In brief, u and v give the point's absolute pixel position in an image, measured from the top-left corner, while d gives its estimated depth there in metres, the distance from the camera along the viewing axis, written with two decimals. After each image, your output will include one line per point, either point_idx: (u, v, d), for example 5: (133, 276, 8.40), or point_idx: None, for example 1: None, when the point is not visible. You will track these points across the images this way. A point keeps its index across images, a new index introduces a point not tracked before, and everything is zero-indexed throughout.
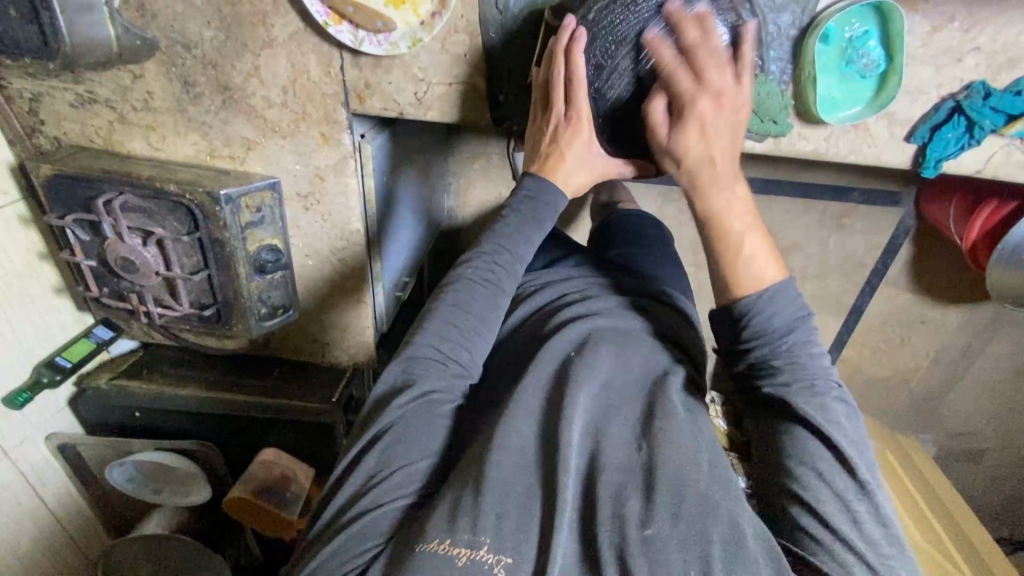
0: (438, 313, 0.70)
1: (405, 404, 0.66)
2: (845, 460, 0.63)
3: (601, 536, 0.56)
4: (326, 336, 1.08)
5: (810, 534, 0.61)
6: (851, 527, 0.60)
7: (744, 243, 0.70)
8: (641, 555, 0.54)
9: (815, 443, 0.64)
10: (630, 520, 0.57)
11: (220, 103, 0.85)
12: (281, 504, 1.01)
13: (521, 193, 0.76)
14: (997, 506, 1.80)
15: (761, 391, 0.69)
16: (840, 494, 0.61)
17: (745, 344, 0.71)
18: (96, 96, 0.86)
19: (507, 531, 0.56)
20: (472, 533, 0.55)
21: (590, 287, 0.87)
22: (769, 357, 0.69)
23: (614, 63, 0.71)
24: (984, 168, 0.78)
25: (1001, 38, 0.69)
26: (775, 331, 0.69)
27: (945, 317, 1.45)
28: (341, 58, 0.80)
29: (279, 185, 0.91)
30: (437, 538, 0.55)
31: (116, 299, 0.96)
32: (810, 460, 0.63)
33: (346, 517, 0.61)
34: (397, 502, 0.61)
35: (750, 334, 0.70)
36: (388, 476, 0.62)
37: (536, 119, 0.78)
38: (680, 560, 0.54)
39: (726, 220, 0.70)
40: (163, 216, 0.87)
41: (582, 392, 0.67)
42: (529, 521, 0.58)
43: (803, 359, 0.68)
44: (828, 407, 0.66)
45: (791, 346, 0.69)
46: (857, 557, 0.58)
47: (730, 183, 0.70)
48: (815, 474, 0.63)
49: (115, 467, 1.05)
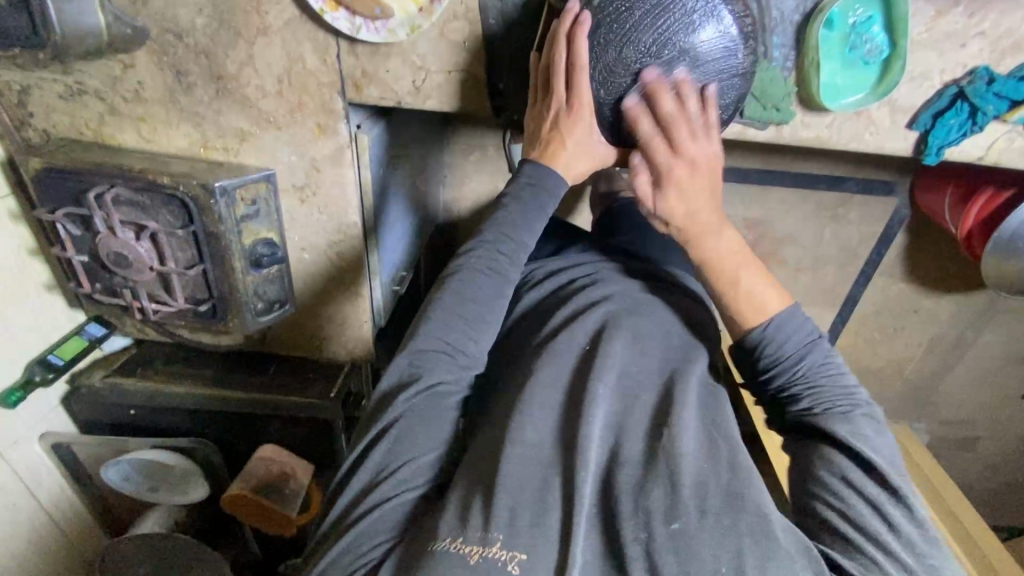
0: (443, 302, 0.69)
1: (412, 397, 0.65)
2: (875, 468, 0.63)
3: (626, 531, 0.56)
4: (323, 331, 1.07)
5: (838, 534, 0.60)
6: (884, 526, 0.59)
7: (739, 277, 0.74)
8: (669, 550, 0.54)
9: (848, 461, 0.65)
10: (654, 514, 0.56)
11: (214, 93, 0.83)
12: (280, 501, 1.00)
13: (522, 178, 0.74)
14: (988, 492, 1.82)
15: (793, 415, 0.71)
16: (872, 499, 0.61)
17: (766, 369, 0.73)
18: (85, 87, 0.84)
19: (520, 525, 0.56)
20: (484, 531, 0.55)
21: (597, 271, 0.86)
22: (789, 383, 0.72)
23: (617, 68, 0.68)
24: (986, 154, 0.78)
25: (1005, 23, 0.69)
26: (795, 354, 0.72)
27: (940, 306, 1.46)
28: (337, 47, 0.78)
29: (275, 177, 0.90)
30: (449, 537, 0.55)
31: (109, 295, 0.94)
32: (839, 469, 0.64)
33: (358, 511, 0.60)
34: (406, 495, 0.61)
35: (768, 361, 0.73)
36: (398, 468, 0.62)
37: (535, 104, 0.75)
38: (711, 555, 0.54)
39: (715, 261, 0.74)
40: (156, 209, 0.85)
41: (603, 382, 0.67)
42: (544, 514, 0.57)
43: (823, 381, 0.70)
44: (850, 429, 0.67)
45: (807, 371, 0.71)
46: (893, 556, 0.57)
47: (716, 228, 0.74)
48: (843, 480, 0.63)
49: (109, 469, 1.05)
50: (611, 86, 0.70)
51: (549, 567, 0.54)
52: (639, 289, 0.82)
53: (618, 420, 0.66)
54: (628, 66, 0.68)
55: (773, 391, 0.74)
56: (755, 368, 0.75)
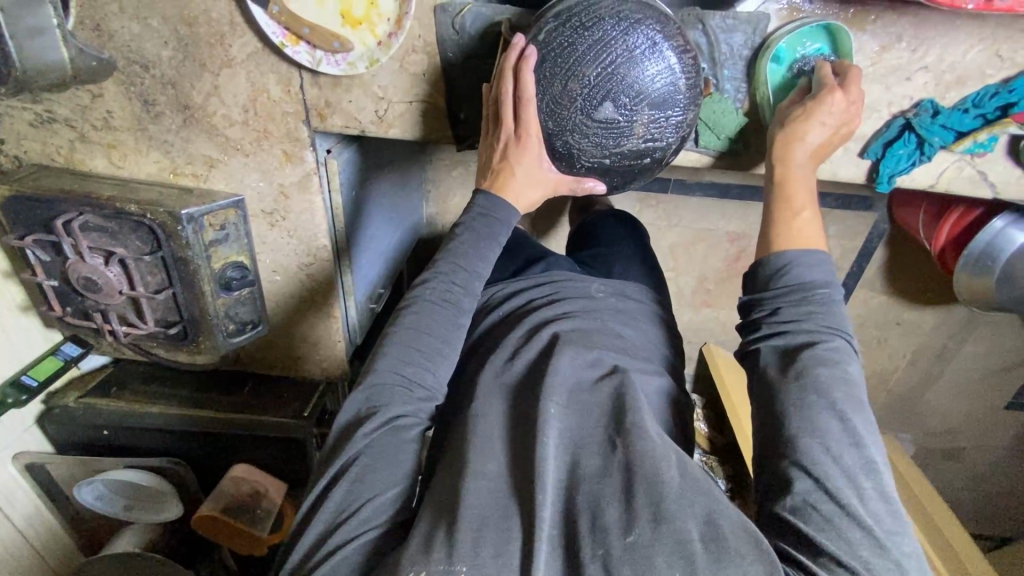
0: (400, 335, 0.69)
1: (372, 432, 0.66)
2: (854, 435, 0.61)
3: (585, 552, 0.57)
4: (297, 351, 1.09)
5: (814, 508, 0.58)
6: (858, 501, 0.58)
7: (803, 208, 0.69)
8: (625, 564, 0.55)
9: (825, 417, 0.61)
10: (611, 531, 0.58)
11: (182, 122, 0.84)
12: (250, 522, 1.01)
13: (474, 209, 0.70)
14: (977, 502, 1.83)
15: (791, 348, 0.65)
16: (848, 468, 0.59)
17: (766, 299, 0.67)
18: (55, 115, 0.85)
19: (483, 554, 0.57)
20: (448, 563, 0.56)
21: (557, 290, 0.87)
22: (780, 315, 0.66)
23: (565, 103, 0.64)
24: (937, 182, 0.79)
25: (948, 57, 0.70)
26: (808, 286, 0.65)
27: (920, 318, 1.48)
28: (301, 78, 0.79)
29: (243, 203, 0.91)
30: (412, 572, 0.56)
31: (81, 317, 0.96)
32: (816, 433, 0.60)
33: (321, 552, 0.62)
34: (367, 534, 0.62)
35: (772, 290, 0.67)
36: (360, 508, 0.63)
37: (485, 134, 0.71)
38: (666, 562, 0.55)
39: (793, 187, 0.69)
40: (125, 236, 0.87)
41: (554, 400, 0.68)
42: (506, 542, 0.58)
43: (831, 323, 0.65)
44: (830, 381, 0.62)
45: (820, 304, 0.65)
46: (866, 533, 0.57)
47: (810, 159, 0.69)
48: (823, 447, 0.60)
49: (84, 487, 1.05)
50: (558, 117, 0.65)
51: None
52: (598, 303, 0.85)
53: (569, 435, 0.67)
54: (576, 102, 0.64)
55: (771, 314, 0.67)
56: (750, 300, 0.69)
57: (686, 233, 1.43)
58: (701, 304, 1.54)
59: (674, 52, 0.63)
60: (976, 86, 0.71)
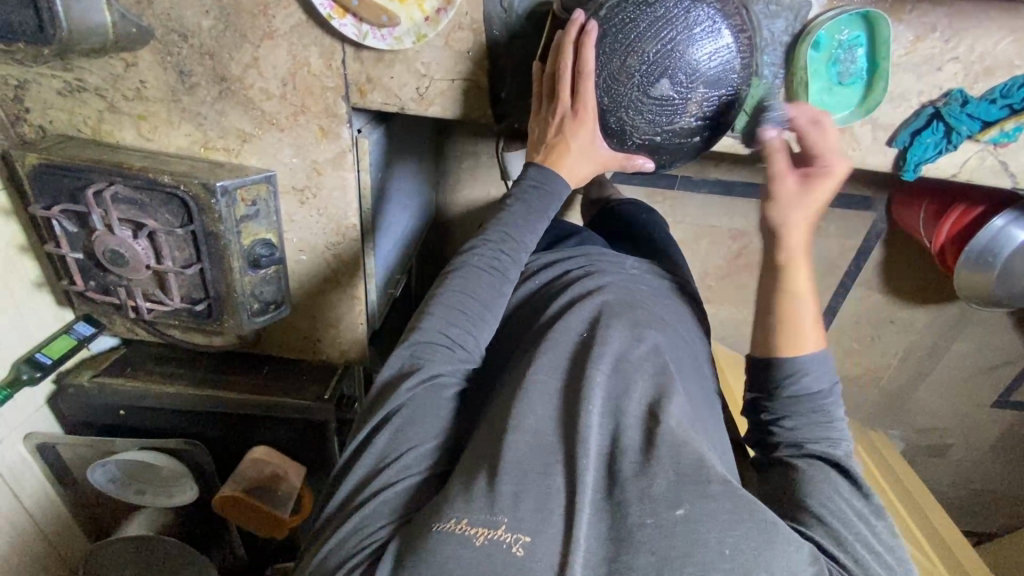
0: (446, 297, 0.71)
1: (414, 386, 0.67)
2: (860, 485, 0.65)
3: (631, 516, 0.57)
4: (316, 333, 1.08)
5: (828, 527, 0.61)
6: (866, 529, 0.62)
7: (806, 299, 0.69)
8: (676, 534, 0.55)
9: (838, 480, 0.65)
10: (653, 497, 0.58)
11: (217, 94, 0.83)
12: (272, 504, 0.99)
13: (525, 181, 0.75)
14: (960, 499, 1.88)
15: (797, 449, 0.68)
16: (857, 509, 0.64)
17: (771, 405, 0.70)
18: (84, 83, 0.84)
19: (524, 509, 0.57)
20: (489, 513, 0.56)
21: (591, 263, 0.88)
22: (794, 424, 0.69)
23: (623, 80, 0.69)
24: (959, 172, 0.83)
25: (979, 48, 0.73)
26: (811, 394, 0.68)
27: (915, 316, 1.51)
28: (343, 52, 0.79)
29: (275, 179, 0.90)
30: (453, 519, 0.56)
31: (102, 293, 0.94)
32: (829, 481, 0.64)
33: (363, 494, 0.62)
34: (407, 480, 0.62)
35: (782, 394, 0.69)
36: (400, 457, 0.64)
37: (539, 111, 0.75)
38: (716, 539, 0.55)
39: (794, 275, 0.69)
40: (154, 208, 0.85)
41: (600, 368, 0.69)
42: (547, 499, 0.58)
43: (835, 418, 0.68)
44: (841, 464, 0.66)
45: (826, 406, 0.68)
46: (872, 552, 0.61)
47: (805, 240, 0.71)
48: (835, 490, 0.64)
49: (97, 468, 1.03)
50: (614, 94, 0.70)
51: (554, 553, 0.55)
52: (632, 279, 0.86)
53: (615, 402, 0.68)
54: (634, 84, 0.69)
55: (779, 417, 0.69)
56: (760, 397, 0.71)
57: (694, 227, 1.45)
58: (706, 298, 1.57)
59: (728, 35, 0.67)
60: (1004, 77, 0.75)
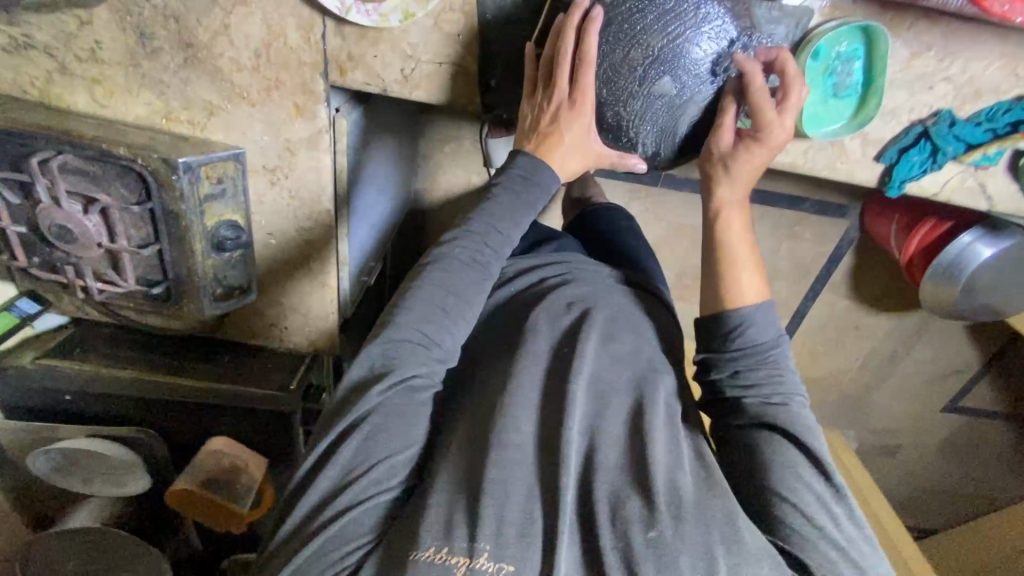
0: (424, 288, 0.67)
1: (385, 392, 0.64)
2: (825, 468, 0.65)
3: (604, 540, 0.56)
4: (283, 321, 1.02)
5: (793, 526, 0.61)
6: (831, 523, 0.62)
7: (742, 267, 0.73)
8: (648, 560, 0.54)
9: (809, 474, 0.64)
10: (633, 523, 0.57)
11: (181, 61, 0.77)
12: (229, 496, 0.94)
13: (511, 171, 0.71)
14: (905, 495, 1.97)
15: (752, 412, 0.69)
16: (821, 494, 0.63)
17: (721, 360, 0.72)
18: (32, 40, 0.76)
19: (507, 536, 0.55)
20: (471, 541, 0.54)
21: (570, 271, 0.86)
22: (752, 384, 0.70)
23: (624, 72, 0.69)
24: (940, 192, 0.84)
25: (970, 70, 0.73)
26: (758, 345, 0.70)
27: (879, 324, 1.55)
28: (323, 25, 0.74)
29: (244, 156, 0.84)
30: (432, 548, 0.54)
31: (48, 270, 0.87)
32: (792, 467, 0.64)
33: (325, 513, 0.59)
34: (379, 496, 0.61)
35: (732, 351, 0.71)
36: (371, 469, 0.61)
37: (533, 96, 0.72)
38: (688, 564, 0.54)
39: (732, 246, 0.73)
40: (109, 181, 0.79)
41: (580, 386, 0.67)
42: (530, 525, 0.57)
43: (783, 373, 0.70)
44: (799, 427, 0.67)
45: (775, 359, 0.70)
46: (839, 551, 0.60)
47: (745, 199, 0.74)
48: (797, 476, 0.64)
49: (39, 457, 0.94)
50: (614, 86, 0.70)
51: None
52: (614, 288, 0.84)
53: (590, 420, 0.66)
54: (636, 77, 0.69)
55: (731, 373, 0.71)
56: (711, 359, 0.73)
57: None
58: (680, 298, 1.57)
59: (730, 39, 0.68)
60: (991, 100, 0.75)
